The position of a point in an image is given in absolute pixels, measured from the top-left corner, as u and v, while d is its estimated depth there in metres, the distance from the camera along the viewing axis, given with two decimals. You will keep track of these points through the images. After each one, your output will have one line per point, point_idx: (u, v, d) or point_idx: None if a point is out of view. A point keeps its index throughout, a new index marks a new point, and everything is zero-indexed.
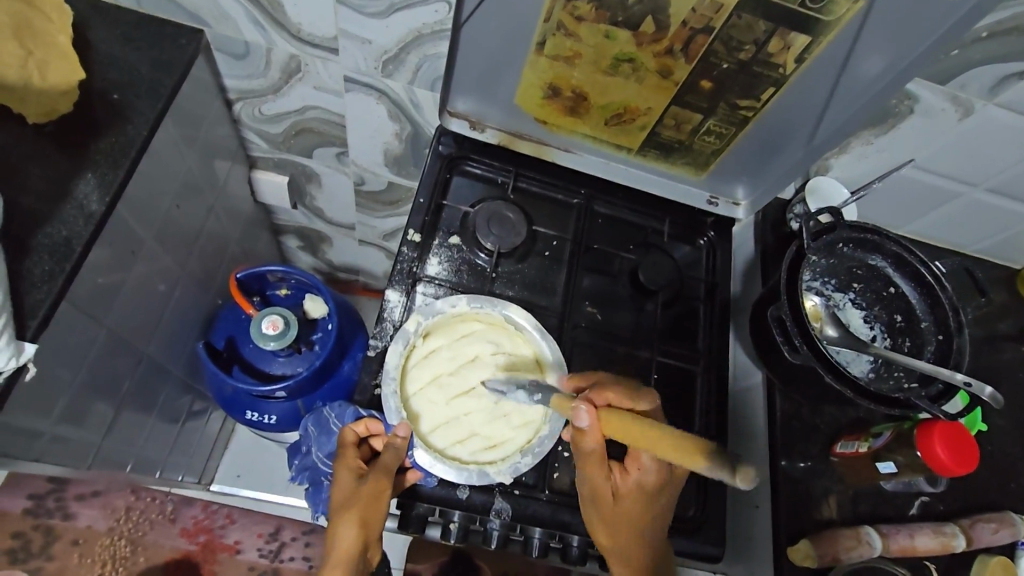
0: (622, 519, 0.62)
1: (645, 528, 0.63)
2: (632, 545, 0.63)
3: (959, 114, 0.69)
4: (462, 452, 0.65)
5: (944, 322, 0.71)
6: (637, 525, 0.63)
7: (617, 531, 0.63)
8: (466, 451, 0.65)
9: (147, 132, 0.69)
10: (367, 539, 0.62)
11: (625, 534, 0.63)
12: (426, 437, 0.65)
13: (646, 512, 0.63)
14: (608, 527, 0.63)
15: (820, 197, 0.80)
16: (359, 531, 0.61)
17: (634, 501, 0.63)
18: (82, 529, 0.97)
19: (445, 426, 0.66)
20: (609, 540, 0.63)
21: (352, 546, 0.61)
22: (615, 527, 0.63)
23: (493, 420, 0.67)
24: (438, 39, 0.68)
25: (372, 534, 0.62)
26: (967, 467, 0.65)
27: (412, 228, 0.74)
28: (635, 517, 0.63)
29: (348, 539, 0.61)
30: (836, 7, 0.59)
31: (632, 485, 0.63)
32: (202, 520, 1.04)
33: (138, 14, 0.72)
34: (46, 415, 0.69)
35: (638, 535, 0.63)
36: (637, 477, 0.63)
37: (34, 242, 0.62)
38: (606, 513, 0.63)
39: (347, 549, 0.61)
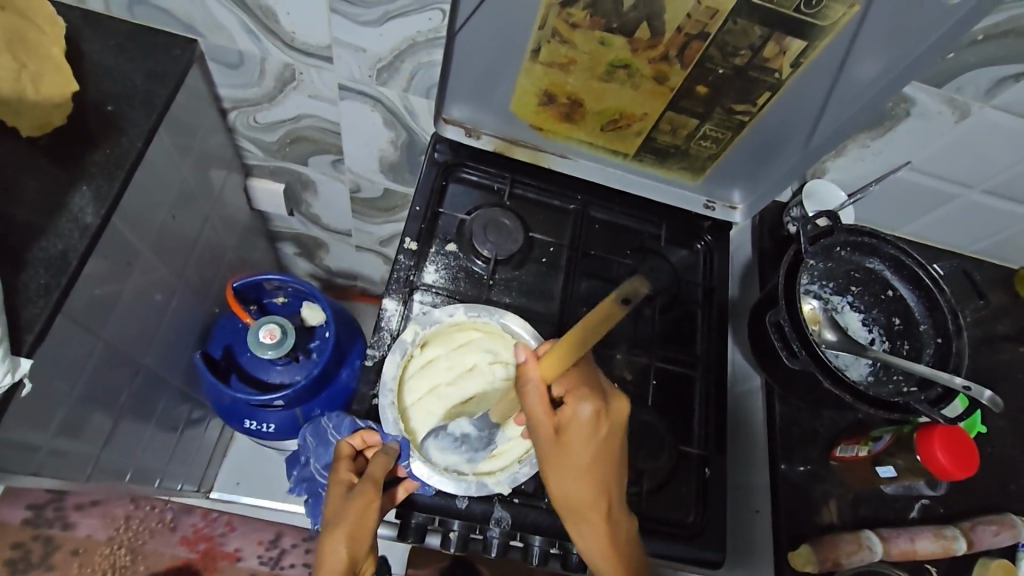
0: (568, 464, 0.58)
1: (602, 478, 0.58)
2: (587, 492, 0.58)
3: (955, 117, 0.69)
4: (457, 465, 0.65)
5: (943, 325, 0.71)
6: (590, 472, 0.58)
7: (570, 479, 0.58)
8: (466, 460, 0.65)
9: (142, 143, 0.68)
10: (356, 555, 0.58)
11: (576, 480, 0.58)
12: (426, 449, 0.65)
13: (594, 456, 0.58)
14: (561, 476, 0.58)
15: (817, 201, 0.79)
16: (349, 546, 0.58)
17: (578, 443, 0.57)
18: (82, 539, 0.97)
19: (441, 436, 0.66)
20: (566, 493, 0.59)
21: (341, 564, 0.57)
22: (567, 475, 0.58)
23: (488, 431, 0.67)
24: (433, 47, 0.67)
25: (362, 548, 0.59)
26: (968, 470, 0.65)
27: (408, 236, 0.74)
28: (581, 459, 0.57)
29: (336, 553, 0.57)
30: (833, 11, 0.59)
31: (570, 422, 0.57)
32: (202, 528, 1.05)
33: (131, 25, 0.72)
34: (43, 429, 0.69)
35: (596, 484, 0.58)
36: (572, 409, 0.57)
37: (29, 256, 0.61)
38: (553, 460, 0.58)
39: (337, 566, 0.57)
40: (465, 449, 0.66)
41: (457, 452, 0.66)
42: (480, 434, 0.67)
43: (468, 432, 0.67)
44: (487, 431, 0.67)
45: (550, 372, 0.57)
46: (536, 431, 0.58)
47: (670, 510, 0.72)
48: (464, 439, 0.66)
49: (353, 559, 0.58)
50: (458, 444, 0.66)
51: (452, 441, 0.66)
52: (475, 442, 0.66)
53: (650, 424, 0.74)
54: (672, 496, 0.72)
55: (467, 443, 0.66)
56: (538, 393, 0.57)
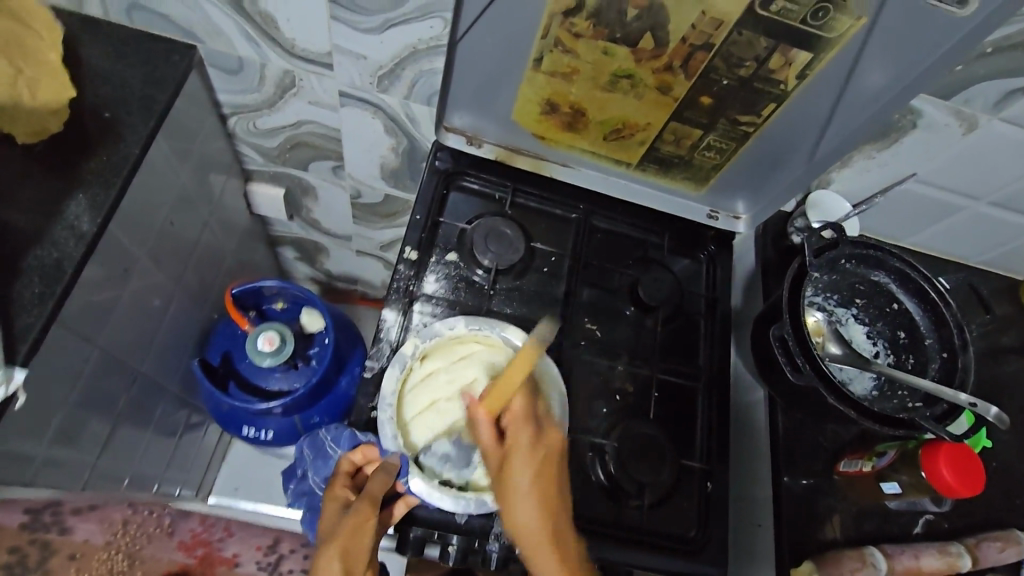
0: (514, 489, 0.57)
1: (548, 503, 0.57)
2: (535, 519, 0.56)
3: (963, 129, 0.68)
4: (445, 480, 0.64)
5: (948, 340, 0.70)
6: (536, 497, 0.56)
7: (519, 504, 0.56)
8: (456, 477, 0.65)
9: (140, 149, 0.68)
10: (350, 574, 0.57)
11: (524, 506, 0.56)
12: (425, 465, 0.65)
13: (537, 476, 0.57)
14: (509, 503, 0.56)
15: (820, 212, 0.79)
16: (343, 565, 0.56)
17: (521, 465, 0.57)
18: (86, 534, 0.83)
19: (431, 453, 0.65)
20: (516, 521, 0.56)
21: None
22: (516, 500, 0.56)
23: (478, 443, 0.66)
24: (434, 54, 0.67)
25: (357, 567, 0.57)
26: (974, 490, 0.65)
27: (408, 246, 0.73)
28: (525, 484, 0.56)
29: (331, 571, 0.56)
30: (839, 23, 0.58)
31: (513, 449, 0.58)
32: (201, 533, 1.08)
33: (130, 31, 0.71)
34: (38, 438, 0.68)
35: (543, 506, 0.56)
36: (514, 434, 0.58)
37: (25, 265, 0.61)
38: (501, 489, 0.57)
39: None
40: (450, 466, 0.65)
41: (444, 470, 0.65)
42: (460, 450, 0.66)
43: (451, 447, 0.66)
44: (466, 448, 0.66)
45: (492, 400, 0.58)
46: (486, 463, 0.59)
47: (671, 525, 0.71)
48: (447, 456, 0.65)
49: None
50: (444, 463, 0.65)
51: (439, 461, 0.65)
52: (457, 459, 0.65)
53: (653, 437, 0.73)
54: (672, 510, 0.72)
55: (450, 461, 0.65)
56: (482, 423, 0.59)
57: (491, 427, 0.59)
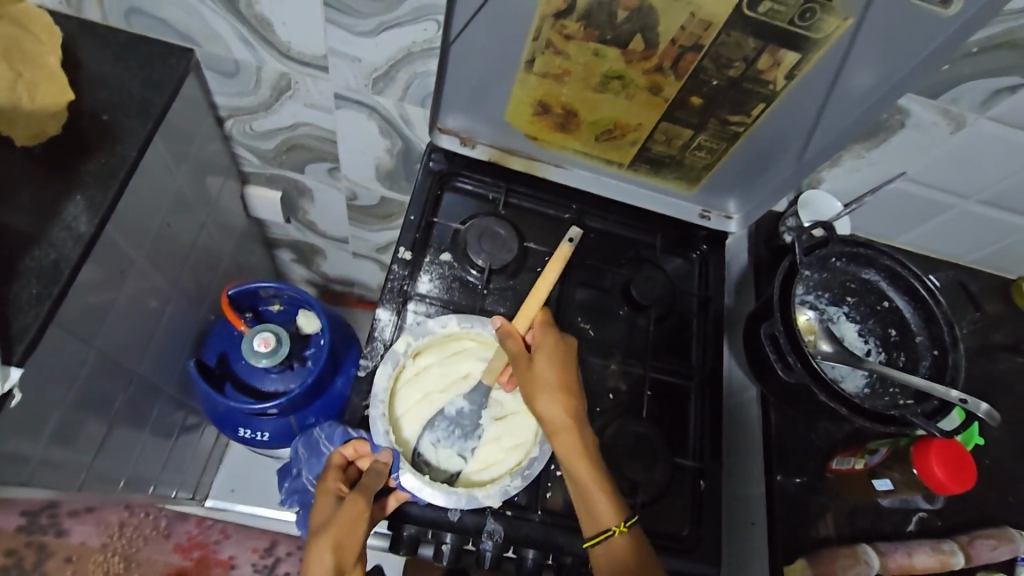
0: (544, 383, 0.65)
1: (571, 395, 0.66)
2: (564, 407, 0.65)
3: (951, 129, 0.69)
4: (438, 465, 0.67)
5: (939, 337, 0.71)
6: (559, 389, 0.66)
7: (544, 397, 0.65)
8: (456, 452, 0.68)
9: (136, 152, 0.68)
10: (341, 565, 0.58)
11: (554, 397, 0.65)
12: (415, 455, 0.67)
13: (560, 373, 0.66)
14: (535, 397, 0.65)
15: (812, 211, 0.79)
16: (335, 556, 0.58)
17: (546, 363, 0.66)
18: (76, 546, 0.86)
19: (430, 430, 0.68)
20: (543, 412, 0.65)
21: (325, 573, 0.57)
22: (542, 394, 0.65)
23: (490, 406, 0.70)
24: (428, 57, 0.67)
25: (349, 559, 0.59)
26: (964, 486, 0.65)
27: (403, 246, 0.74)
28: (553, 379, 0.66)
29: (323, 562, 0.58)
30: (826, 24, 0.59)
31: (541, 349, 0.67)
32: (197, 536, 1.06)
33: (127, 34, 0.72)
34: (34, 438, 0.68)
35: (565, 399, 0.65)
36: (538, 337, 0.67)
37: (21, 266, 0.61)
38: (528, 386, 0.66)
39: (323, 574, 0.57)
40: (457, 433, 0.69)
41: (447, 441, 0.68)
42: (472, 413, 0.69)
43: (462, 410, 0.69)
44: (477, 414, 0.69)
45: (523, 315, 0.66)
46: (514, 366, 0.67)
47: (665, 523, 0.71)
48: (456, 421, 0.69)
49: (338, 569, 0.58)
50: (451, 430, 0.68)
51: (445, 428, 0.68)
52: (467, 424, 0.69)
53: (644, 436, 0.73)
54: (666, 508, 0.72)
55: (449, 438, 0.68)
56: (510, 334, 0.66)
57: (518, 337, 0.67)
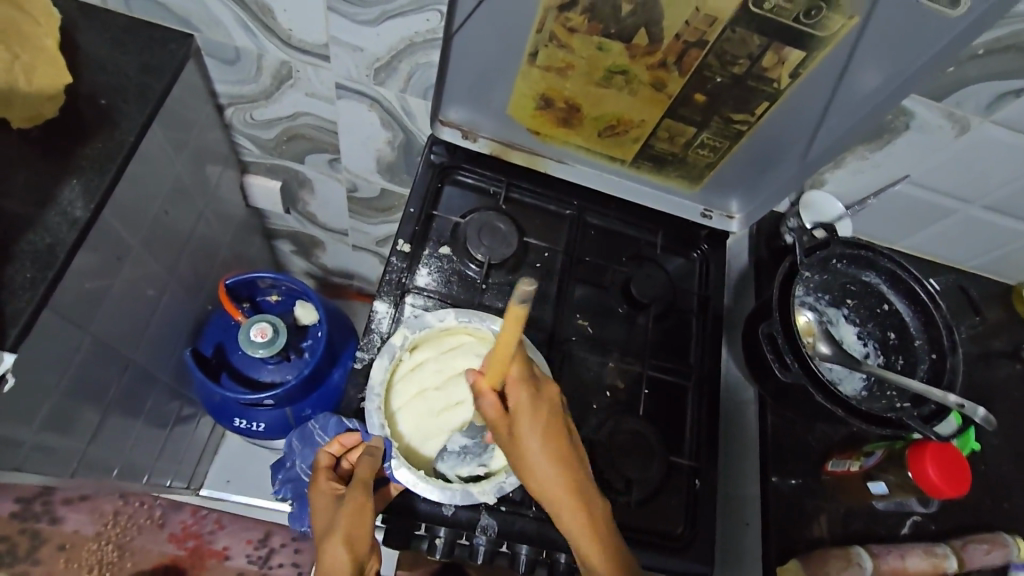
0: (531, 457, 0.56)
1: (567, 462, 0.56)
2: (558, 479, 0.55)
3: (955, 131, 0.69)
4: (448, 471, 0.65)
5: (938, 341, 0.71)
6: (551, 457, 0.56)
7: (538, 471, 0.56)
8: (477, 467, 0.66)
9: (135, 136, 0.68)
10: (359, 555, 0.56)
11: (548, 472, 0.55)
12: (417, 453, 0.65)
13: (550, 439, 0.56)
14: (528, 470, 0.56)
15: (814, 213, 0.78)
16: (350, 548, 0.55)
17: (530, 432, 0.56)
18: (69, 534, 0.89)
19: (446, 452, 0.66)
20: (538, 483, 0.56)
21: (345, 566, 0.54)
22: (533, 465, 0.56)
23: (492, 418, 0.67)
24: (430, 48, 0.67)
25: (364, 549, 0.56)
26: (960, 490, 0.65)
27: (402, 238, 0.73)
28: (541, 448, 0.56)
29: (338, 557, 0.55)
30: (831, 22, 0.58)
31: (520, 416, 0.56)
32: (190, 526, 1.07)
33: (129, 19, 0.72)
34: (27, 424, 0.68)
35: (564, 466, 0.56)
36: (516, 401, 0.56)
37: (16, 249, 0.61)
38: (516, 457, 0.56)
39: (343, 569, 0.54)
40: (469, 456, 0.66)
41: (464, 464, 0.65)
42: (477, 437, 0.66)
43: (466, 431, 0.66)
44: (482, 434, 0.66)
45: (492, 382, 0.55)
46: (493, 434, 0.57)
47: (660, 522, 0.71)
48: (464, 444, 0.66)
49: (357, 561, 0.55)
50: (462, 456, 0.66)
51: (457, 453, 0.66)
52: (478, 447, 0.66)
53: (642, 434, 0.73)
54: (661, 507, 0.72)
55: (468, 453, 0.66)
56: (483, 399, 0.56)
57: (495, 403, 0.56)
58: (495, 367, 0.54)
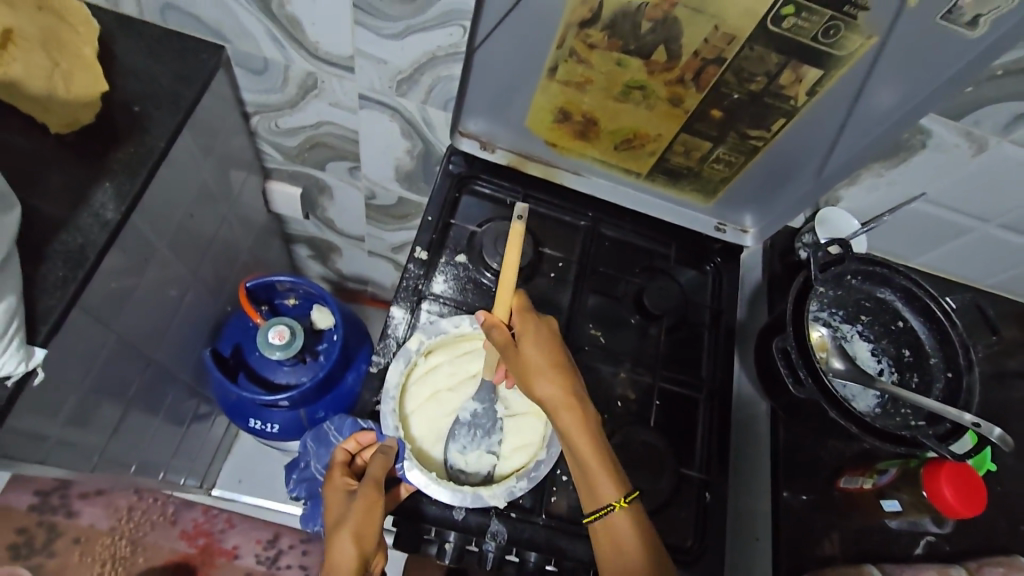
0: (534, 367, 0.63)
1: (565, 374, 0.64)
2: (559, 387, 0.63)
3: (972, 151, 0.69)
4: (458, 457, 0.67)
5: (953, 359, 0.71)
6: (552, 369, 0.63)
7: (540, 380, 0.63)
8: (486, 450, 0.68)
9: (165, 142, 0.70)
10: (365, 551, 0.58)
11: (550, 378, 0.63)
12: (426, 454, 0.66)
13: (550, 353, 0.64)
14: (531, 380, 0.63)
15: (829, 229, 0.79)
16: (357, 545, 0.58)
17: (533, 347, 0.64)
18: (84, 528, 0.98)
19: (456, 439, 0.68)
20: (541, 391, 0.63)
21: (351, 561, 0.57)
22: (536, 375, 0.63)
23: (499, 395, 0.70)
24: (452, 61, 0.68)
25: (371, 545, 0.59)
26: (975, 511, 0.65)
27: (419, 246, 0.75)
28: (542, 360, 0.63)
29: (345, 552, 0.58)
30: (849, 42, 0.59)
31: (525, 333, 0.64)
32: (202, 523, 1.11)
33: (162, 30, 0.74)
34: (53, 419, 0.70)
35: (563, 377, 0.64)
36: (520, 321, 0.65)
37: (49, 249, 0.63)
38: (520, 371, 0.64)
39: (349, 564, 0.57)
40: (479, 434, 0.68)
41: (474, 446, 0.68)
42: (486, 415, 0.69)
43: (476, 411, 0.69)
44: (491, 407, 0.69)
45: (503, 303, 0.64)
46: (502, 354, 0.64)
47: (669, 534, 0.71)
48: (473, 424, 0.69)
49: (363, 556, 0.58)
50: (472, 434, 0.68)
51: (467, 434, 0.68)
52: (486, 423, 0.69)
53: (652, 445, 0.73)
54: (671, 518, 0.72)
55: (478, 431, 0.68)
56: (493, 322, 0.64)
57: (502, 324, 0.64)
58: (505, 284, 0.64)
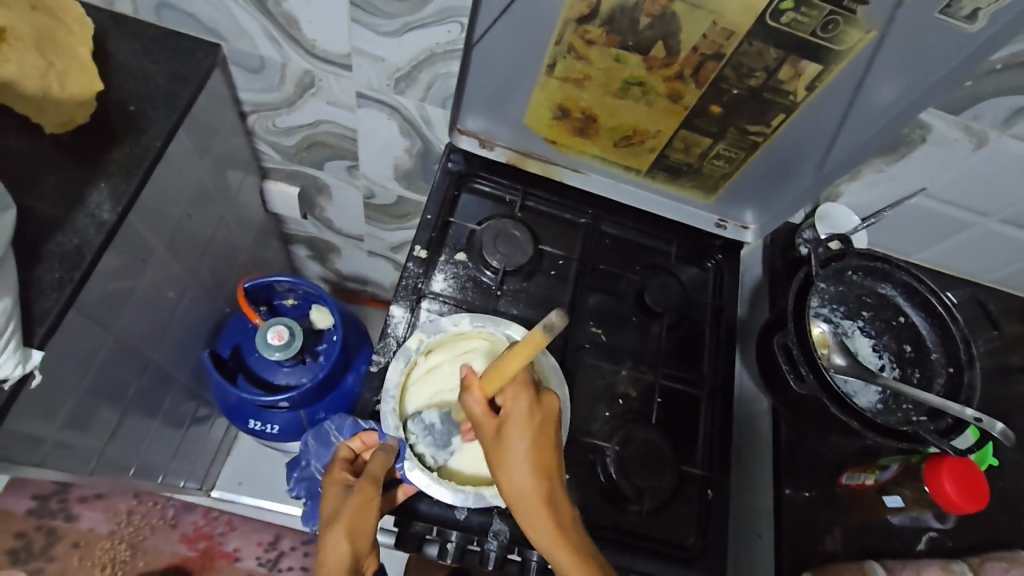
0: (511, 459, 0.55)
1: (547, 471, 0.55)
2: (535, 488, 0.54)
3: (973, 145, 0.68)
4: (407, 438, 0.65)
5: (955, 354, 0.71)
6: (531, 463, 0.55)
7: (512, 479, 0.55)
8: (429, 455, 0.65)
9: (161, 142, 0.70)
10: (359, 550, 0.58)
11: (528, 476, 0.54)
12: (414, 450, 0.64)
13: (535, 446, 0.55)
14: (502, 476, 0.55)
15: (830, 225, 0.78)
16: (350, 541, 0.58)
17: (518, 436, 0.55)
18: (85, 532, 0.91)
19: (414, 424, 0.65)
20: (512, 490, 0.55)
21: (344, 557, 0.57)
22: (508, 470, 0.55)
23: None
24: (450, 58, 0.68)
25: (364, 543, 0.59)
26: (977, 505, 0.65)
27: (419, 244, 0.74)
28: (520, 453, 0.55)
29: (339, 548, 0.58)
30: (849, 36, 0.58)
31: (511, 417, 0.56)
32: (203, 526, 1.09)
33: (158, 29, 0.74)
34: (50, 421, 0.69)
35: (542, 475, 0.55)
36: (510, 404, 0.56)
37: (45, 250, 0.63)
38: (493, 458, 0.56)
39: (341, 560, 0.57)
40: (430, 439, 0.65)
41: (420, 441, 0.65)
42: (445, 426, 0.65)
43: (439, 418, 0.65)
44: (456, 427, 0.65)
45: (492, 385, 0.56)
46: (480, 435, 0.57)
47: (671, 532, 0.71)
48: (430, 427, 0.65)
49: (355, 554, 0.58)
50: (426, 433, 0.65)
51: (421, 430, 0.65)
52: (441, 435, 0.65)
53: (653, 442, 0.72)
54: (672, 516, 0.72)
55: (432, 435, 0.65)
56: (473, 398, 0.57)
57: (485, 404, 0.57)
58: (497, 376, 0.55)
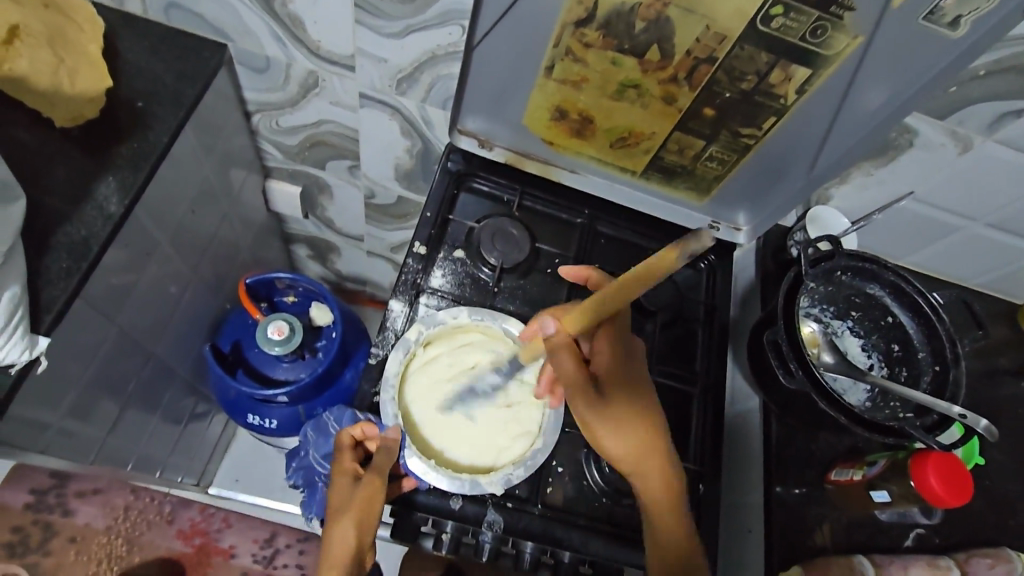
0: (615, 413, 0.64)
1: (644, 422, 0.65)
2: (639, 435, 0.64)
3: (958, 150, 0.71)
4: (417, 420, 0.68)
5: (941, 353, 0.72)
6: (628, 418, 0.64)
7: (614, 433, 0.63)
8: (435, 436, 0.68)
9: (168, 139, 0.71)
10: (364, 539, 0.62)
11: (630, 429, 0.64)
12: (418, 432, 0.68)
13: (628, 401, 0.64)
14: (605, 430, 0.63)
15: (820, 227, 0.82)
16: (357, 532, 0.61)
17: (615, 391, 0.64)
18: (80, 526, 0.81)
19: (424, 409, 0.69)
20: (618, 444, 0.63)
21: (350, 547, 0.61)
22: (610, 430, 0.63)
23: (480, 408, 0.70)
24: (452, 60, 0.70)
25: (370, 532, 0.62)
26: (961, 499, 0.66)
27: (418, 241, 0.76)
28: (624, 406, 0.64)
29: (346, 538, 0.61)
30: (836, 41, 0.60)
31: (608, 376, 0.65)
32: (199, 522, 0.89)
33: (166, 28, 0.75)
34: (53, 409, 0.70)
35: (634, 427, 0.64)
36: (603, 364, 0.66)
37: (54, 240, 0.64)
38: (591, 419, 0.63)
39: (347, 549, 0.61)
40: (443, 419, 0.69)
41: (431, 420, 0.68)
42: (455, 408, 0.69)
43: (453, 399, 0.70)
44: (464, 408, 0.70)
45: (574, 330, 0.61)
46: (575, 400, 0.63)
47: None
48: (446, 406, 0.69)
49: (361, 542, 0.62)
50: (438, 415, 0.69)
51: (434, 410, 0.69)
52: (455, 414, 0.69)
53: None
54: None
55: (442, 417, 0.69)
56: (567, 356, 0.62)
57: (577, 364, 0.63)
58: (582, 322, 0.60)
